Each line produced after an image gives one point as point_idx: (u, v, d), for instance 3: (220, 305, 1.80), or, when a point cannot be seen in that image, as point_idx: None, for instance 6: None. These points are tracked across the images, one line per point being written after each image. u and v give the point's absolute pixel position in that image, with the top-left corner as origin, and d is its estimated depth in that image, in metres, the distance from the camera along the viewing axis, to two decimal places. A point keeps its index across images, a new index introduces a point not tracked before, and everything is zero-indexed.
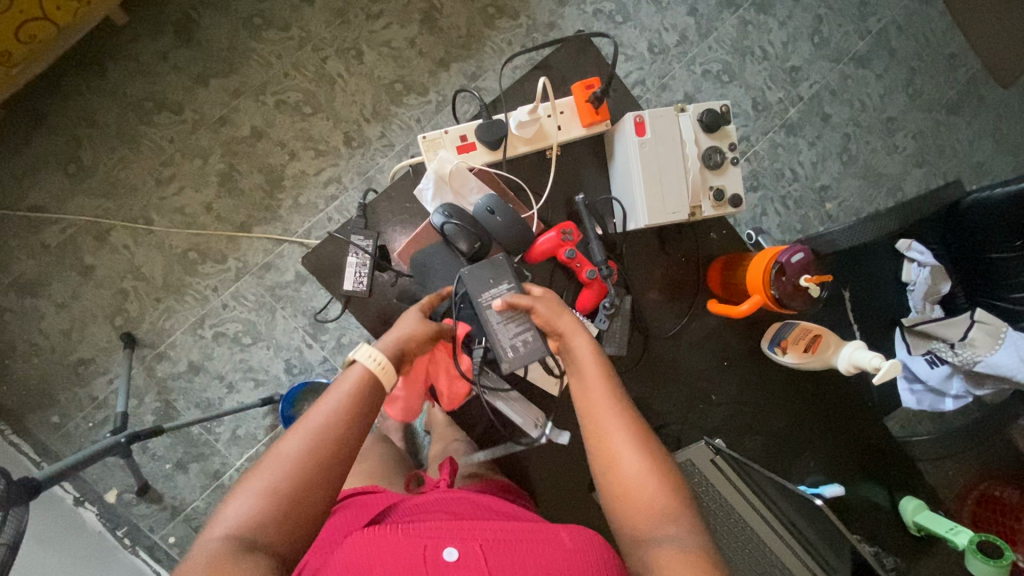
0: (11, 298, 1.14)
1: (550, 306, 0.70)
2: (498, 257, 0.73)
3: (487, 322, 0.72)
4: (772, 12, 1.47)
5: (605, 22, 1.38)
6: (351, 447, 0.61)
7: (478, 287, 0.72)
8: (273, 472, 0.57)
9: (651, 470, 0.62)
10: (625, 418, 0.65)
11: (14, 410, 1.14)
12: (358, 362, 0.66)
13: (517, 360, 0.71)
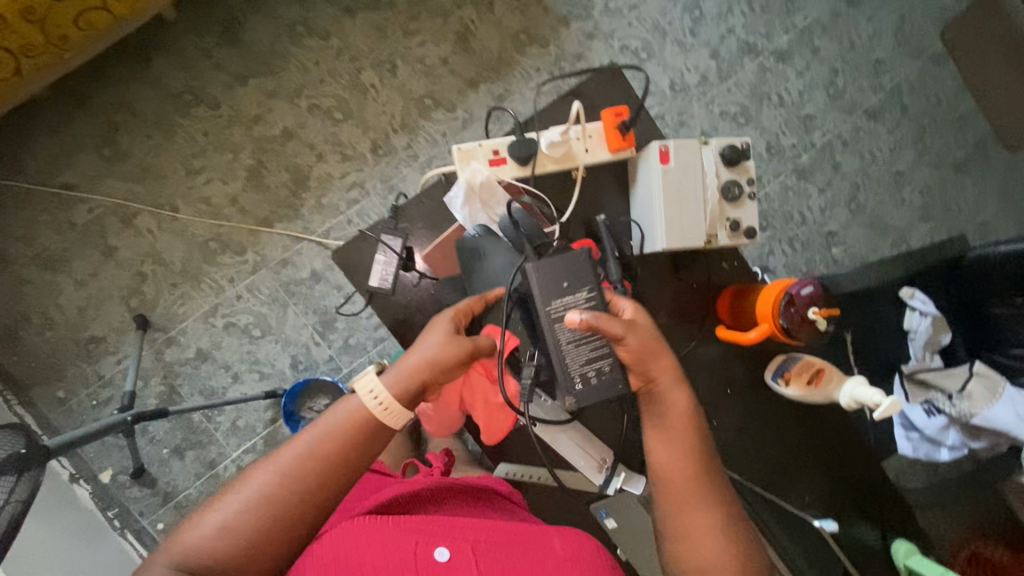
0: (33, 271, 1.16)
1: (637, 338, 0.66)
2: (579, 263, 0.68)
3: (558, 341, 0.67)
4: (790, 63, 1.53)
5: (631, 58, 1.44)
6: (313, 501, 0.63)
7: (552, 295, 0.68)
8: (246, 503, 0.61)
9: (729, 548, 0.65)
10: (709, 490, 0.67)
11: (22, 381, 1.15)
12: (360, 389, 0.67)
13: (586, 390, 0.68)
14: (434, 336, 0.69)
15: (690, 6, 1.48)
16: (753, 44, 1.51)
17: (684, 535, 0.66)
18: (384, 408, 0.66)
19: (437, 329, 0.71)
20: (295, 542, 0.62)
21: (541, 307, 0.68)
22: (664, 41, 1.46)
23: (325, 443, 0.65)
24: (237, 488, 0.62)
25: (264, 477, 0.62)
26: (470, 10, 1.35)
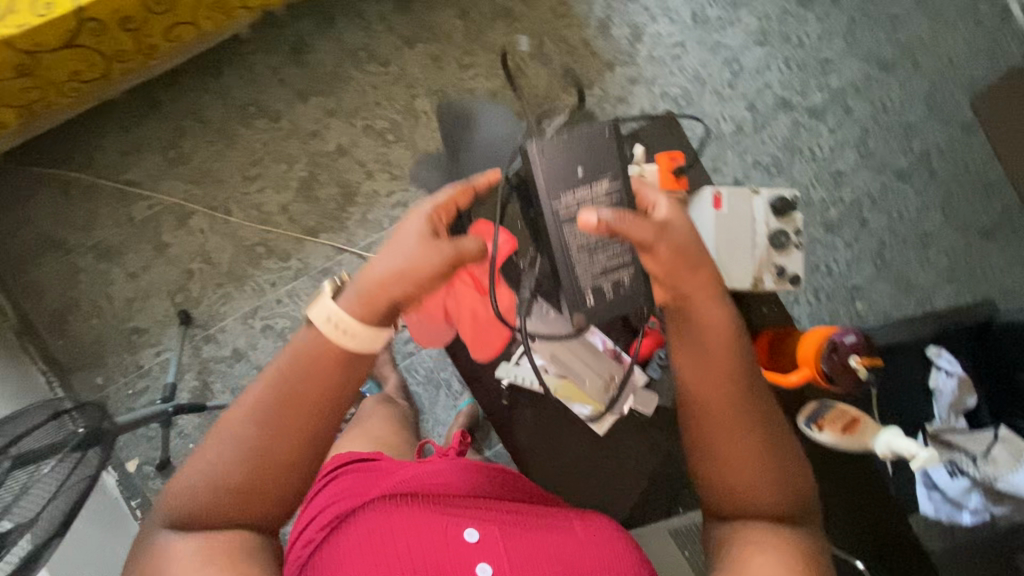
0: (87, 259, 1.21)
1: (667, 249, 0.64)
2: (597, 146, 0.72)
3: (571, 248, 0.71)
4: (824, 120, 1.58)
5: (670, 103, 1.50)
6: (284, 435, 0.60)
7: (565, 188, 0.71)
8: (233, 457, 0.59)
9: (777, 468, 0.62)
10: (751, 415, 0.62)
11: (64, 364, 1.19)
12: (322, 310, 0.61)
13: (598, 300, 0.72)
14: (406, 250, 0.65)
15: (730, 59, 1.54)
16: (789, 99, 1.57)
17: (727, 459, 0.62)
18: (354, 337, 0.61)
19: (409, 240, 0.66)
20: (282, 490, 0.60)
21: (552, 201, 0.71)
22: (703, 90, 1.52)
23: (309, 387, 0.61)
24: (220, 443, 0.60)
25: (244, 427, 0.59)
26: (521, 49, 1.43)
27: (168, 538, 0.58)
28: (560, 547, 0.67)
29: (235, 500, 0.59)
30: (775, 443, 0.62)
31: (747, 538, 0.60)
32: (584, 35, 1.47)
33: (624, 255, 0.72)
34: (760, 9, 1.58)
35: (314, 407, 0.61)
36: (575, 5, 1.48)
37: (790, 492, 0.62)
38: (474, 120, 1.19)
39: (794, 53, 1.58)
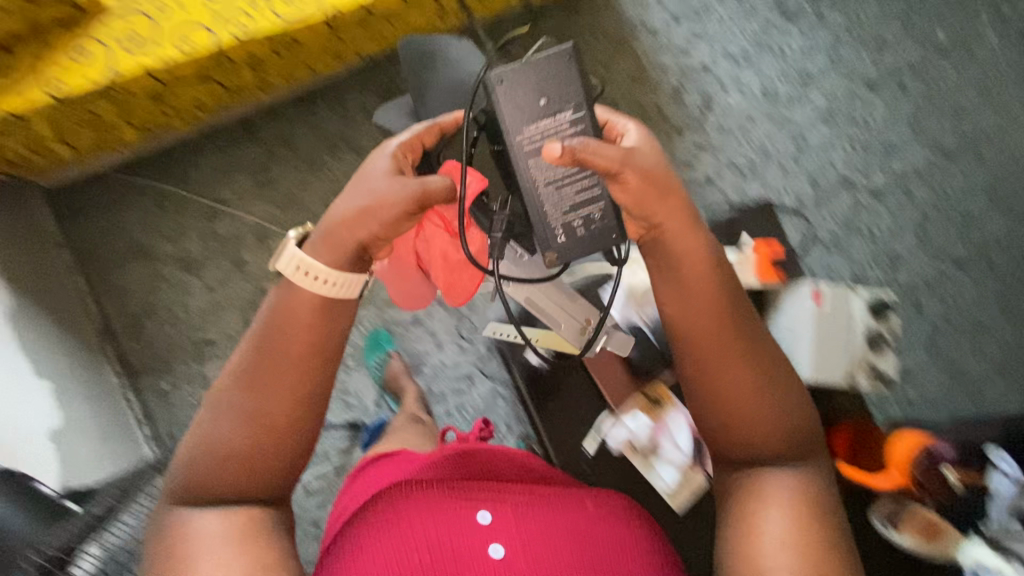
0: (171, 269, 1.26)
1: (629, 182, 0.68)
2: (557, 73, 0.73)
3: (539, 184, 0.75)
4: (884, 202, 1.60)
5: (736, 173, 1.53)
6: (272, 376, 0.66)
7: (527, 122, 0.73)
8: (248, 426, 0.65)
9: (773, 413, 0.69)
10: (732, 349, 0.69)
11: (135, 367, 1.22)
12: (291, 257, 0.67)
13: (569, 236, 0.77)
14: (371, 192, 0.69)
15: (797, 135, 1.58)
16: (851, 179, 1.59)
17: (730, 418, 0.69)
18: (336, 285, 0.67)
19: (376, 183, 0.70)
20: (274, 433, 0.66)
21: (518, 138, 0.74)
22: (768, 163, 1.55)
23: (302, 353, 0.67)
24: (229, 422, 0.65)
25: (257, 398, 0.66)
26: None
27: (201, 511, 0.65)
28: (569, 522, 0.71)
29: (256, 465, 0.65)
30: (771, 392, 0.70)
31: (756, 489, 0.69)
32: (658, 100, 1.52)
33: (594, 188, 0.75)
34: (829, 89, 1.62)
35: (292, 352, 0.67)
36: (652, 71, 1.53)
37: (791, 431, 0.70)
38: (437, 56, 1.05)
39: (860, 135, 1.61)
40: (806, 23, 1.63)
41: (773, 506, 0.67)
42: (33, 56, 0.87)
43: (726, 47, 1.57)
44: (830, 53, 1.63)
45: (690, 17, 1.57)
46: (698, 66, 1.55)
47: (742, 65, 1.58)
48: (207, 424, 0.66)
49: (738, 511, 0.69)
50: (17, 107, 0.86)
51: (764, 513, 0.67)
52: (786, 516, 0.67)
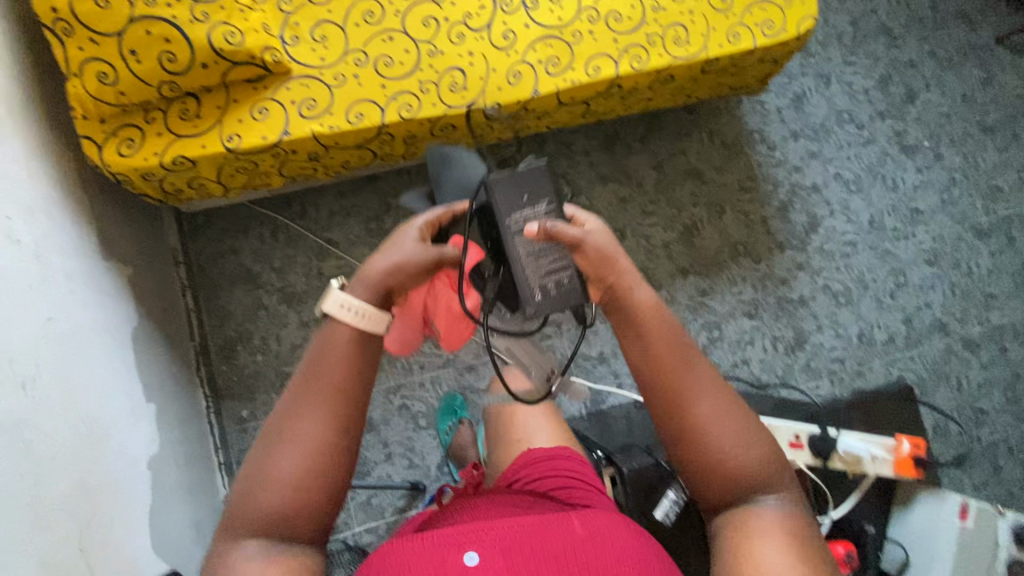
0: (272, 300, 1.29)
1: (595, 249, 0.74)
2: (536, 178, 0.83)
3: (520, 252, 0.79)
4: (976, 353, 1.56)
5: (831, 298, 1.51)
6: (311, 404, 0.65)
7: (511, 208, 0.81)
8: (287, 454, 0.63)
9: (745, 440, 0.69)
10: (699, 394, 0.69)
11: (220, 389, 1.24)
12: (329, 312, 0.68)
13: (546, 297, 0.79)
14: (400, 248, 0.73)
15: (897, 270, 1.55)
16: (946, 323, 1.55)
17: (711, 460, 0.68)
18: (369, 319, 0.69)
19: (402, 242, 0.74)
20: (305, 460, 0.63)
21: (503, 221, 0.81)
22: (864, 293, 1.53)
23: (336, 369, 0.67)
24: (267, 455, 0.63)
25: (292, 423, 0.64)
26: (702, 211, 1.49)
27: (239, 556, 0.60)
28: (564, 548, 0.63)
29: (297, 493, 0.62)
30: (738, 419, 0.69)
31: (744, 518, 0.66)
32: (764, 212, 1.52)
33: (567, 261, 0.80)
34: (937, 230, 1.59)
35: (332, 383, 0.66)
36: (763, 182, 1.53)
37: (761, 457, 0.69)
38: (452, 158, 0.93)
39: (961, 281, 1.58)
40: (923, 159, 1.62)
41: (765, 533, 0.65)
42: (216, 108, 0.92)
43: (839, 171, 1.57)
44: (943, 193, 1.61)
45: (808, 135, 1.57)
46: (809, 185, 1.55)
47: (852, 191, 1.57)
48: (247, 468, 0.64)
49: (727, 540, 0.66)
50: (193, 151, 0.90)
51: (760, 539, 0.64)
52: (778, 537, 0.64)
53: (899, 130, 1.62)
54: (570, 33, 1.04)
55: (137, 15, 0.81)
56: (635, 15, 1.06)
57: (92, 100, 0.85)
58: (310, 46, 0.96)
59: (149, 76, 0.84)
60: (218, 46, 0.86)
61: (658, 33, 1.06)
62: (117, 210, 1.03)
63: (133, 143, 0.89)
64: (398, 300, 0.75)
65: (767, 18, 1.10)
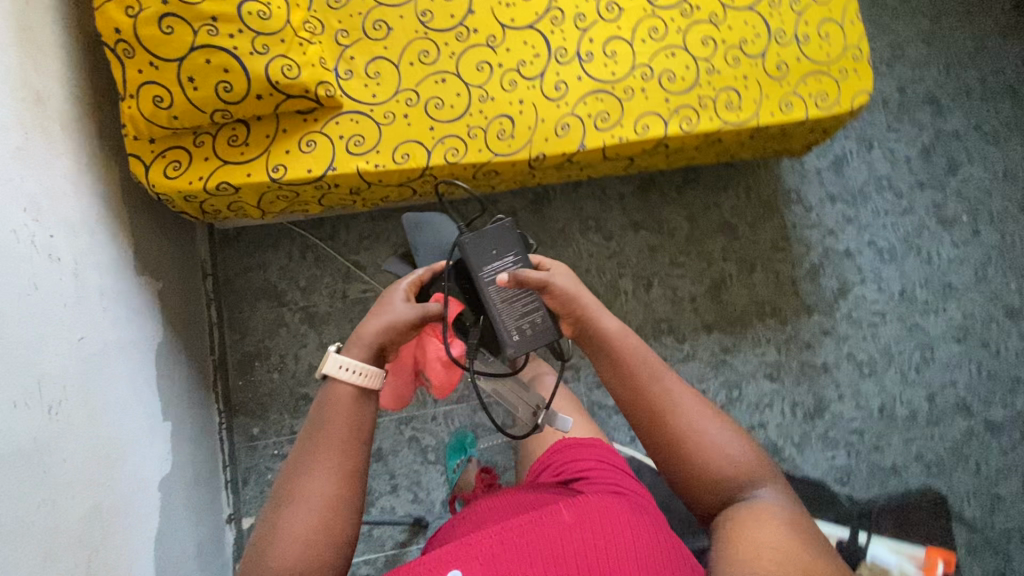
0: (294, 318, 1.28)
1: (560, 291, 0.83)
2: (501, 235, 0.93)
3: (495, 300, 0.90)
4: (998, 437, 1.52)
5: (854, 366, 1.48)
6: (316, 460, 0.64)
7: (483, 263, 0.92)
8: (297, 512, 0.61)
9: (716, 436, 0.71)
10: (671, 399, 0.73)
11: (233, 404, 1.23)
12: (331, 378, 0.69)
13: (524, 337, 0.90)
14: (389, 311, 0.77)
15: (924, 344, 1.52)
16: (969, 404, 1.52)
17: (695, 462, 0.70)
18: (366, 376, 0.70)
19: (391, 304, 0.79)
20: (315, 517, 0.61)
21: (477, 276, 0.92)
22: (889, 365, 1.50)
23: (341, 420, 0.68)
24: (276, 516, 0.62)
25: (300, 477, 0.63)
26: (732, 266, 1.48)
27: None
28: (553, 539, 0.63)
29: (309, 553, 0.60)
30: (709, 417, 0.72)
31: (741, 512, 0.66)
32: (794, 273, 1.50)
33: (538, 304, 0.91)
34: (968, 307, 1.56)
35: (335, 435, 0.66)
36: (796, 243, 1.51)
37: (745, 454, 0.70)
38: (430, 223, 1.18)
39: (988, 361, 1.55)
40: (960, 233, 1.59)
41: (763, 520, 0.64)
42: (265, 137, 0.92)
43: (874, 238, 1.55)
44: (977, 270, 1.58)
45: (846, 200, 1.55)
46: (842, 250, 1.53)
47: (885, 260, 1.55)
48: (258, 538, 0.61)
49: (729, 537, 0.64)
50: (238, 179, 0.90)
51: (757, 523, 0.63)
52: (776, 520, 0.64)
53: (938, 202, 1.59)
54: (622, 88, 1.04)
55: (199, 43, 0.82)
56: (689, 76, 1.05)
57: (144, 122, 0.85)
58: (363, 82, 0.97)
59: (203, 103, 0.84)
60: (275, 79, 0.86)
61: (710, 96, 1.05)
62: (150, 224, 1.02)
63: (179, 165, 0.89)
64: (393, 356, 0.79)
65: (821, 90, 1.09)
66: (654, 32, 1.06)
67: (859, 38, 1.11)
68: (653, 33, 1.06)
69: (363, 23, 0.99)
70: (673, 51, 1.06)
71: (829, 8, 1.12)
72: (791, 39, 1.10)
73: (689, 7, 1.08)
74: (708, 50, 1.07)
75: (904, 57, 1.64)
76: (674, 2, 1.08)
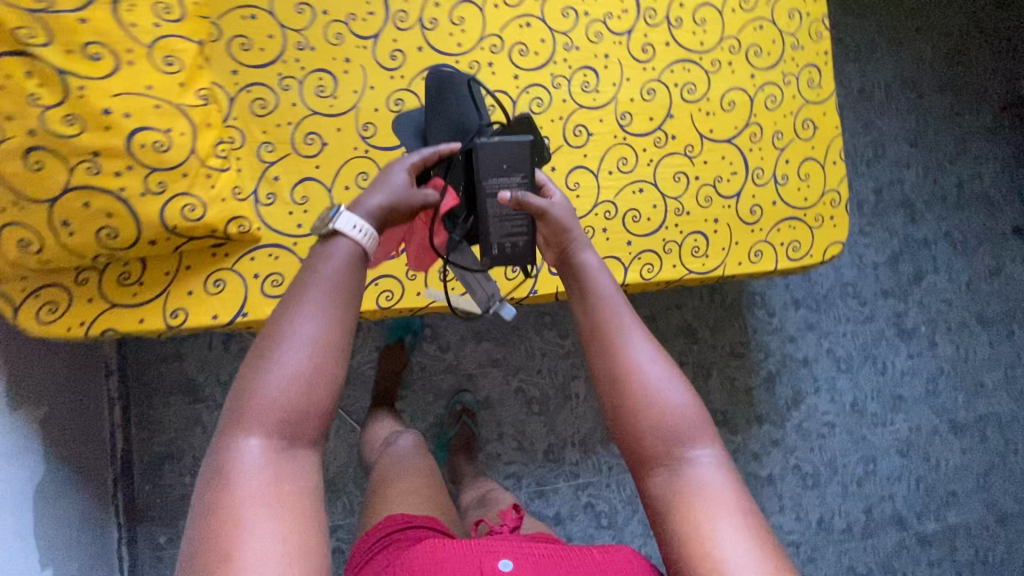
0: (213, 417, 1.17)
1: (553, 224, 0.69)
2: (520, 150, 0.74)
3: (489, 211, 0.75)
4: (928, 550, 1.55)
5: (799, 479, 1.48)
6: (318, 297, 0.52)
7: (490, 171, 0.75)
8: (284, 359, 0.50)
9: (686, 393, 0.61)
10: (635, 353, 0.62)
11: (138, 512, 1.13)
12: (340, 237, 0.56)
13: (500, 257, 0.77)
14: (393, 184, 0.63)
15: (868, 457, 1.52)
16: (904, 517, 1.54)
17: (642, 430, 0.60)
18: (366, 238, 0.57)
19: (391, 176, 0.63)
20: (308, 363, 0.50)
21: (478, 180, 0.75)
22: (832, 478, 1.50)
23: (342, 259, 0.55)
24: (257, 370, 0.50)
25: (286, 324, 0.51)
26: (688, 371, 1.43)
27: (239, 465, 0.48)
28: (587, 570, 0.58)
29: (295, 402, 0.49)
30: (671, 379, 0.61)
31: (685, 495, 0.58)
32: (750, 381, 1.47)
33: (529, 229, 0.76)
34: (915, 420, 1.57)
35: (339, 277, 0.54)
36: (754, 349, 1.47)
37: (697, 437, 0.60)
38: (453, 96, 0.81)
39: (928, 474, 1.56)
40: (917, 344, 1.58)
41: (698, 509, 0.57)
42: (164, 274, 0.79)
43: (833, 346, 1.52)
44: (929, 382, 1.58)
45: (809, 305, 1.51)
46: (800, 358, 1.50)
47: (841, 368, 1.53)
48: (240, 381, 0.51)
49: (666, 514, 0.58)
50: (127, 326, 0.78)
51: (701, 507, 0.57)
52: (726, 508, 0.57)
53: (899, 311, 1.57)
54: (583, 227, 0.95)
55: (75, 183, 0.68)
56: (656, 216, 0.97)
57: (8, 265, 0.71)
58: (287, 209, 0.85)
59: (81, 249, 0.71)
60: (172, 222, 0.74)
61: (676, 241, 0.98)
62: (30, 347, 0.89)
63: (55, 307, 0.76)
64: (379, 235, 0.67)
65: (794, 238, 1.02)
66: (623, 163, 0.97)
67: (839, 181, 1.05)
68: (621, 163, 0.97)
69: (293, 135, 0.86)
70: (642, 186, 0.97)
71: (812, 145, 1.04)
72: (769, 179, 1.02)
73: (663, 136, 0.99)
74: (680, 188, 0.99)
75: (885, 156, 1.58)
76: (648, 129, 0.98)
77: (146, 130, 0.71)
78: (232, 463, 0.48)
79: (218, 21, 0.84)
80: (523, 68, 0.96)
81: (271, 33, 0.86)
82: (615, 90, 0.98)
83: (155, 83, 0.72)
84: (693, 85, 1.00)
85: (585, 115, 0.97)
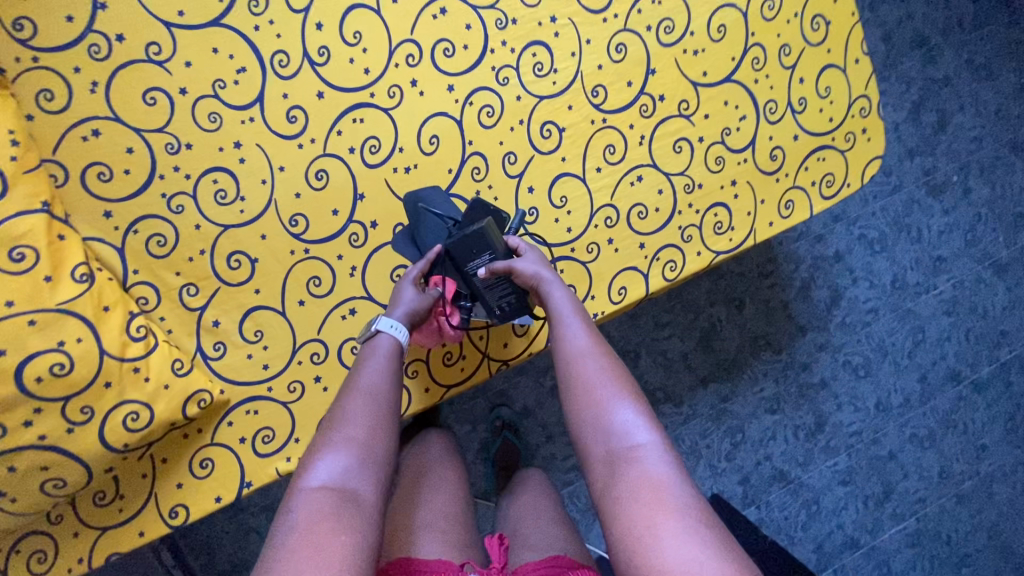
0: None
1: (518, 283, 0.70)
2: (483, 227, 0.68)
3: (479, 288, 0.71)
4: (984, 395, 1.54)
5: (850, 372, 1.44)
6: (375, 378, 0.60)
7: (464, 256, 0.69)
8: (350, 419, 0.55)
9: (636, 398, 0.58)
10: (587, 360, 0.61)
11: None
12: (380, 335, 0.64)
13: (506, 316, 0.73)
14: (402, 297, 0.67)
15: (916, 328, 1.47)
16: (957, 372, 1.52)
17: (594, 432, 0.57)
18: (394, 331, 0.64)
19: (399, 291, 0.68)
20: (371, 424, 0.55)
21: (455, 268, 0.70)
22: (883, 360, 1.46)
23: (388, 348, 0.63)
24: (322, 435, 0.54)
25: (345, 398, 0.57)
26: (720, 309, 1.35)
27: (311, 497, 0.48)
28: None
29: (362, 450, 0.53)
30: (617, 381, 0.59)
31: (628, 493, 0.51)
32: (785, 296, 1.38)
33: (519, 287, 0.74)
34: (958, 276, 1.49)
35: (392, 365, 0.62)
36: (783, 263, 1.37)
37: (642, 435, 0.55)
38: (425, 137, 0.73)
39: (976, 325, 1.52)
40: (951, 198, 1.45)
41: (643, 504, 0.50)
42: (142, 476, 0.68)
43: (863, 231, 1.40)
44: (967, 233, 1.48)
45: None
46: (832, 254, 1.39)
47: (875, 251, 1.42)
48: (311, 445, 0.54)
49: (613, 514, 0.51)
50: (128, 544, 0.68)
51: (641, 504, 0.50)
52: (674, 507, 0.49)
53: (929, 168, 1.42)
54: (585, 246, 0.79)
55: None
56: (664, 203, 0.81)
57: None
58: (245, 352, 0.71)
59: (34, 508, 0.60)
60: (120, 441, 0.61)
61: (694, 224, 0.82)
62: None
63: (45, 554, 0.66)
64: (419, 334, 0.72)
65: (827, 171, 0.85)
66: (610, 151, 0.79)
67: (866, 82, 0.85)
68: (609, 153, 0.79)
69: (214, 264, 0.69)
70: (640, 173, 0.80)
71: (827, 48, 0.84)
72: (785, 110, 0.83)
73: (649, 101, 0.79)
74: (684, 158, 0.81)
75: None
76: (629, 96, 0.78)
77: (35, 357, 0.56)
78: (289, 504, 0.48)
79: (55, 156, 0.64)
80: (456, 72, 0.74)
81: (129, 146, 0.66)
82: (577, 62, 0.77)
83: (15, 293, 0.55)
84: (670, 22, 0.79)
85: (550, 106, 0.77)
